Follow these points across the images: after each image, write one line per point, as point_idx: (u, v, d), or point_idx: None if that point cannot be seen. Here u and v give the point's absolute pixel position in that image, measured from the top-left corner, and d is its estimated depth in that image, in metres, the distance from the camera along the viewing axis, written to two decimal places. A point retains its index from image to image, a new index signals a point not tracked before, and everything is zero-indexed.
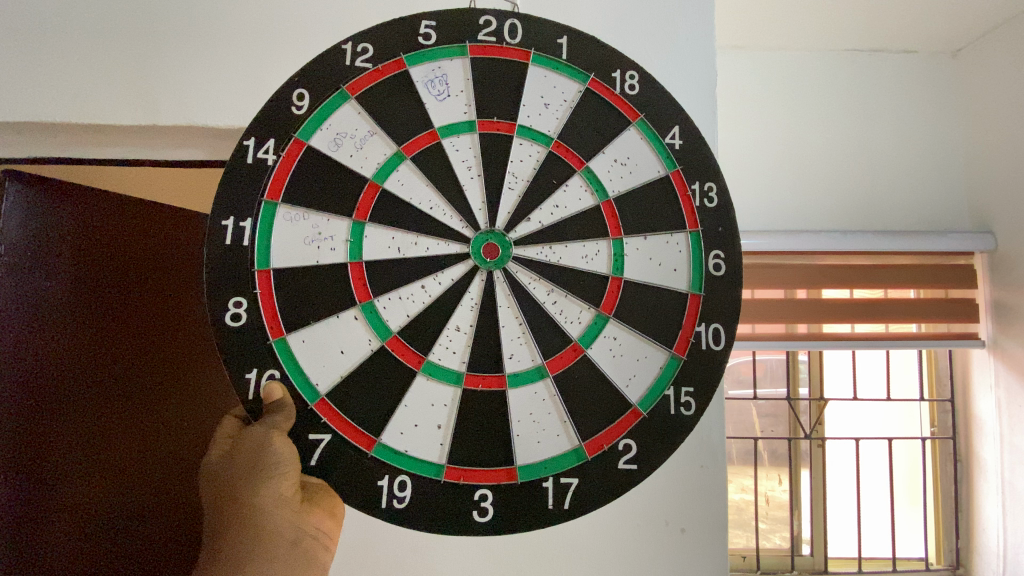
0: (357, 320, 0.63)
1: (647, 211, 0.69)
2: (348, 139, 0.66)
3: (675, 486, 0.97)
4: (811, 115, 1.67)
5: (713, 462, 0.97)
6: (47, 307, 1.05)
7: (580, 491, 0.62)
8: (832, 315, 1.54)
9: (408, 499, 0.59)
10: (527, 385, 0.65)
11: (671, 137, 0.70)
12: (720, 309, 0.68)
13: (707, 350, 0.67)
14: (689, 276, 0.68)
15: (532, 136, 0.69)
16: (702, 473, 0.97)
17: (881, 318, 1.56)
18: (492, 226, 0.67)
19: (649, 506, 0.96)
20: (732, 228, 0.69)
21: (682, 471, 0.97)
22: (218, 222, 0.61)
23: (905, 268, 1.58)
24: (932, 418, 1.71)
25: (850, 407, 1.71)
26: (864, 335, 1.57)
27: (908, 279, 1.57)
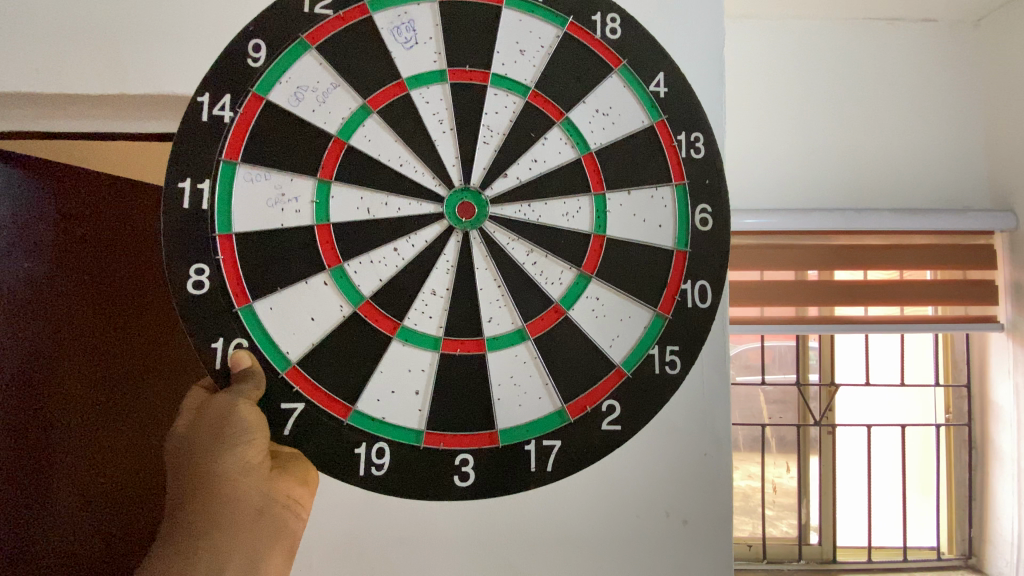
0: (327, 285, 0.60)
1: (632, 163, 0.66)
2: (310, 92, 0.62)
3: (654, 452, 0.65)
4: (818, 75, 1.45)
5: (710, 415, 0.66)
6: (40, 297, 0.90)
7: (563, 453, 0.61)
8: (845, 296, 1.35)
9: (386, 465, 0.58)
10: (507, 348, 0.62)
11: (655, 85, 0.67)
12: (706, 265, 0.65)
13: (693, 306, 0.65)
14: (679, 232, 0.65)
15: (507, 86, 0.65)
16: (701, 443, 0.66)
17: (895, 300, 1.35)
18: (466, 183, 0.63)
19: (611, 476, 0.63)
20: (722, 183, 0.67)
21: (663, 426, 0.65)
22: (175, 184, 0.58)
23: (921, 250, 1.37)
24: (947, 405, 1.46)
25: (863, 392, 1.46)
26: (876, 318, 1.37)
27: (926, 259, 1.37)
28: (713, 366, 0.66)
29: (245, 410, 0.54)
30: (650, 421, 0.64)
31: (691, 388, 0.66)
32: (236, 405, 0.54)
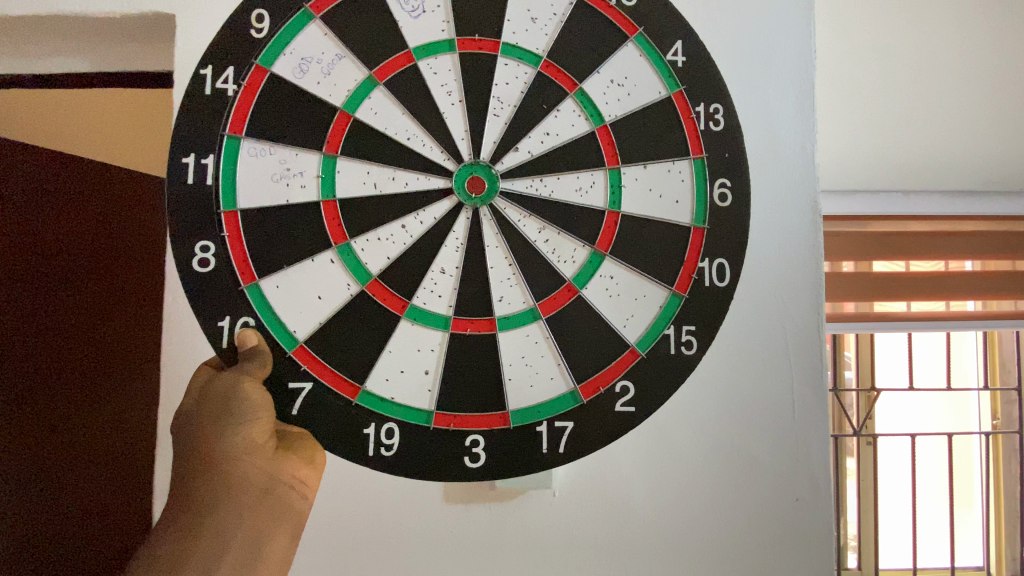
0: (334, 263, 0.59)
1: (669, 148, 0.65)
2: (314, 64, 0.60)
3: (744, 488, 0.63)
4: None
5: (809, 455, 0.63)
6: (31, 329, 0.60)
7: (576, 434, 0.60)
8: (885, 290, 1.05)
9: (396, 446, 0.57)
10: (518, 328, 0.61)
11: (673, 54, 0.64)
12: (799, 286, 0.65)
13: (779, 324, 0.64)
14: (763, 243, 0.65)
15: (519, 56, 0.62)
16: (795, 487, 0.63)
17: (941, 295, 1.07)
18: (476, 158, 0.61)
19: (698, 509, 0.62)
20: (801, 191, 0.66)
21: (756, 460, 0.63)
22: (178, 159, 0.57)
23: (973, 237, 1.07)
24: (995, 410, 1.32)
25: (904, 399, 1.29)
26: (920, 315, 1.09)
27: (972, 247, 1.06)
28: (814, 400, 0.64)
29: (250, 387, 0.52)
30: (741, 453, 0.63)
31: (789, 422, 0.63)
32: (241, 383, 0.52)
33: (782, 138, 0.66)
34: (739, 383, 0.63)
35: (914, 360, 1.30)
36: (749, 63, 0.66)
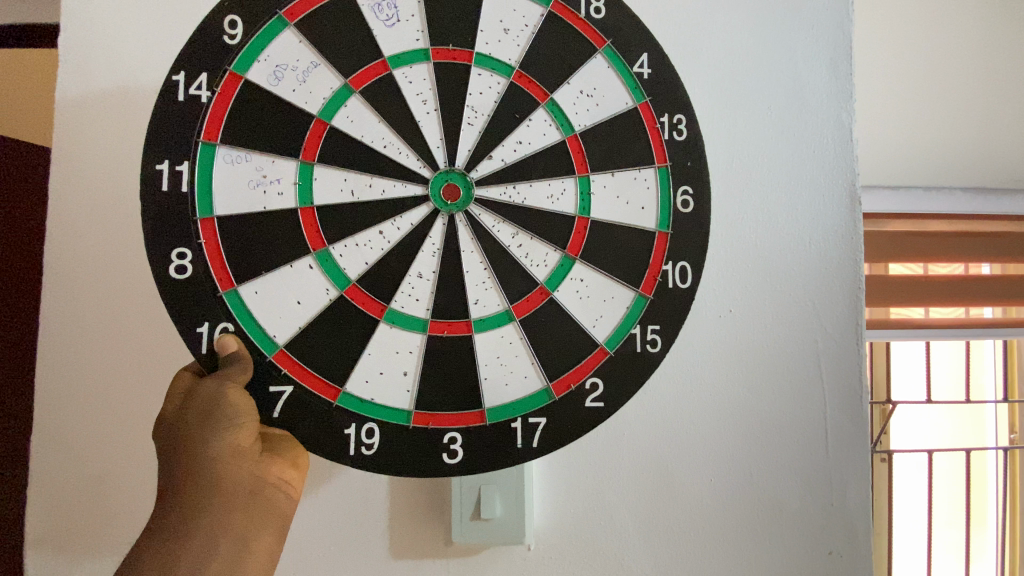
0: (313, 269, 0.60)
1: (737, 242, 0.85)
2: (290, 71, 0.61)
3: (781, 530, 0.82)
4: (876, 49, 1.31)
5: (848, 507, 0.83)
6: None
7: (548, 429, 0.63)
8: (911, 292, 1.41)
9: (376, 445, 0.59)
10: (493, 329, 0.63)
11: (639, 66, 0.67)
12: (839, 351, 0.85)
13: (814, 362, 0.85)
14: (815, 323, 0.85)
15: (491, 66, 0.64)
16: (829, 543, 0.82)
17: (962, 300, 1.47)
18: (451, 165, 0.63)
19: (748, 537, 0.82)
20: (839, 259, 0.86)
21: (797, 507, 0.83)
22: (153, 166, 0.57)
23: (998, 241, 1.47)
24: (1014, 424, 1.71)
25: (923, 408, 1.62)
26: (937, 319, 1.46)
27: (984, 252, 1.46)
28: (848, 427, 0.85)
29: (235, 394, 0.53)
30: (788, 502, 0.83)
31: (832, 476, 0.84)
32: (225, 390, 0.52)
33: (828, 218, 0.87)
34: (791, 437, 0.84)
35: (932, 365, 1.63)
36: (815, 131, 0.87)
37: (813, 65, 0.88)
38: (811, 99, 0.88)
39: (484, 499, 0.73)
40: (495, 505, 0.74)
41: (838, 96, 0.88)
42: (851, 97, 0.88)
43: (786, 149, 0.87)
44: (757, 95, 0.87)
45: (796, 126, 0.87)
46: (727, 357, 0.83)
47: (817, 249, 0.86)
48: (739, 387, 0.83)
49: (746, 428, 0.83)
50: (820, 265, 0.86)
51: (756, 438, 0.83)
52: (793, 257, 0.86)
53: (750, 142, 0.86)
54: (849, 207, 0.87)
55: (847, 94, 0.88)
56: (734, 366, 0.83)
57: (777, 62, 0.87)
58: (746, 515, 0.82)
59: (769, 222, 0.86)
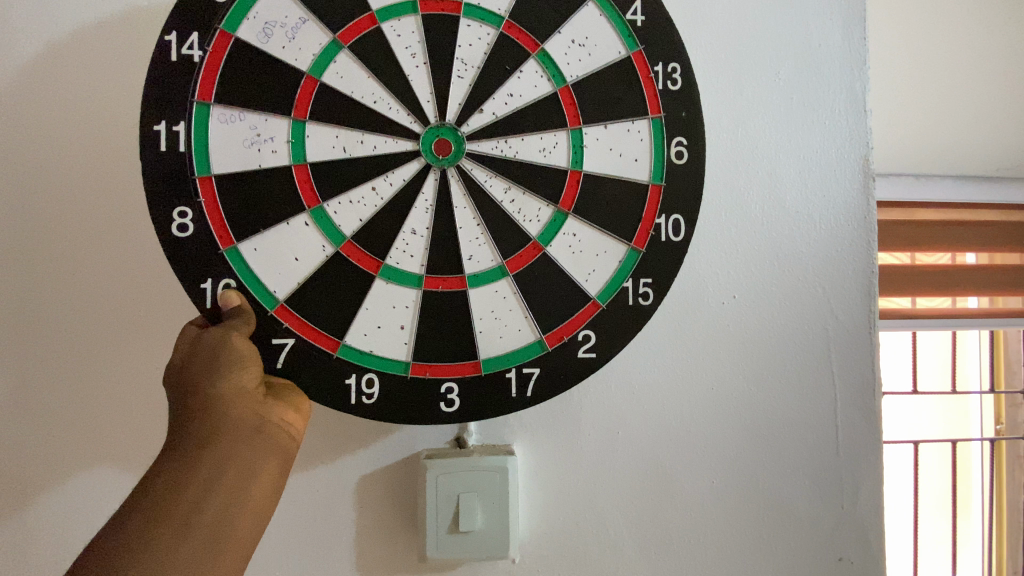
0: (309, 227, 0.61)
1: (745, 223, 0.83)
2: (279, 28, 0.61)
3: (790, 536, 0.81)
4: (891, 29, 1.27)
5: (860, 512, 0.82)
6: None
7: (541, 379, 0.65)
8: (901, 286, 1.51)
9: (376, 394, 0.62)
10: (487, 284, 0.65)
11: (632, 13, 0.65)
12: (854, 333, 0.84)
13: (826, 347, 0.83)
14: (827, 314, 0.84)
15: (480, 16, 0.63)
16: (840, 550, 0.82)
17: (951, 291, 1.54)
18: (442, 120, 0.63)
19: (755, 542, 0.81)
20: (853, 236, 0.84)
21: (806, 510, 0.82)
22: (150, 127, 0.58)
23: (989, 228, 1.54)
24: (1000, 415, 1.84)
25: (908, 399, 1.75)
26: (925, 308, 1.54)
27: (971, 240, 1.54)
28: (860, 422, 0.83)
29: (238, 342, 0.56)
30: (798, 505, 0.82)
31: (844, 478, 0.82)
32: (229, 338, 0.55)
33: (839, 190, 0.84)
34: (800, 434, 0.82)
35: (917, 361, 1.76)
36: (824, 100, 0.84)
37: (827, 46, 0.84)
38: (826, 82, 0.84)
39: (463, 508, 0.72)
40: (476, 516, 0.72)
41: (851, 67, 0.85)
42: (866, 81, 0.85)
43: (798, 135, 0.84)
44: (769, 79, 0.83)
45: (809, 110, 0.84)
46: (734, 354, 0.82)
47: (830, 236, 0.84)
48: (745, 383, 0.82)
49: (753, 426, 0.82)
50: (831, 244, 0.84)
51: (764, 439, 0.82)
52: (805, 245, 0.83)
53: (756, 115, 0.83)
54: (863, 191, 0.85)
55: (862, 78, 0.85)
56: (741, 362, 0.82)
57: (790, 44, 0.83)
58: (752, 520, 0.81)
59: (780, 210, 0.83)
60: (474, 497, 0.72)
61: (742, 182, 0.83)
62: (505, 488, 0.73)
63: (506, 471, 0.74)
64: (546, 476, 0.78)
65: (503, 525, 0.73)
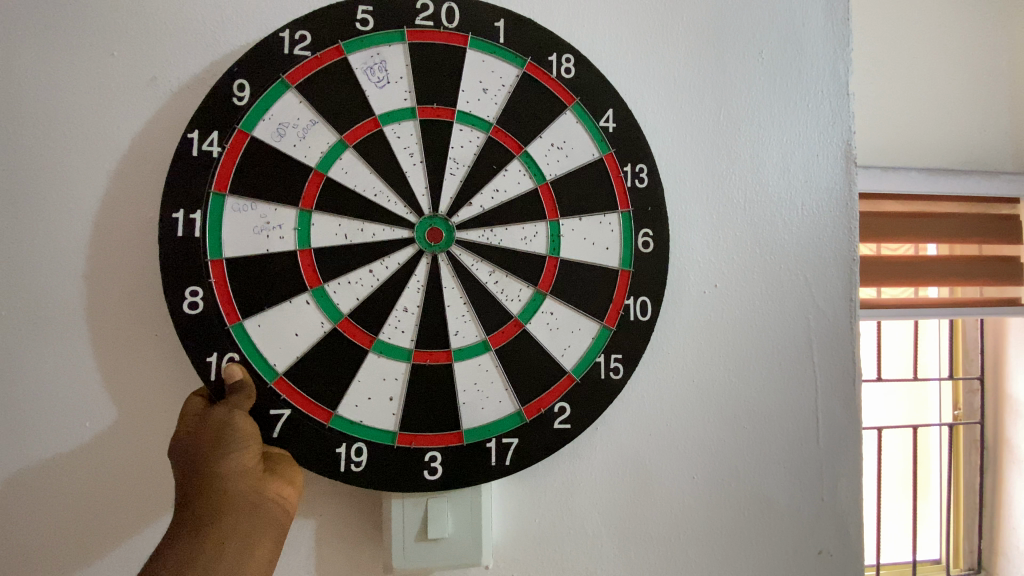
0: (310, 304, 0.67)
1: (727, 207, 0.83)
2: (291, 128, 0.68)
3: (772, 527, 0.81)
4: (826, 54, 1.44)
5: (840, 501, 0.83)
6: None
7: (520, 448, 0.70)
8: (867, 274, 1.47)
9: (364, 462, 0.66)
10: (471, 358, 0.71)
11: (605, 121, 0.75)
12: (837, 320, 0.85)
13: (807, 331, 0.84)
14: (808, 302, 0.84)
15: (471, 122, 0.72)
16: (822, 543, 0.82)
17: (913, 280, 1.51)
18: (435, 211, 0.71)
19: (735, 541, 0.80)
20: (835, 225, 0.86)
21: (786, 507, 0.82)
22: (169, 214, 0.65)
23: (954, 220, 1.52)
24: (957, 400, 1.79)
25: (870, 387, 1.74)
26: (890, 301, 1.49)
27: (933, 231, 1.51)
28: (841, 412, 0.84)
29: (241, 421, 0.60)
30: (778, 499, 0.82)
31: (824, 468, 0.83)
32: (233, 417, 0.60)
33: (821, 179, 0.86)
34: (779, 425, 0.82)
35: (881, 346, 1.76)
36: (810, 79, 0.86)
37: (811, 23, 0.86)
38: (810, 64, 0.86)
39: (433, 515, 0.68)
40: (446, 523, 0.69)
41: (835, 49, 0.87)
42: (849, 61, 0.87)
43: (781, 118, 0.85)
44: (750, 64, 0.84)
45: (792, 93, 0.85)
46: (708, 338, 0.81)
47: (813, 224, 0.85)
48: (724, 372, 0.81)
49: (732, 416, 0.81)
50: (814, 231, 0.85)
51: (739, 425, 0.81)
52: (786, 233, 0.84)
53: (739, 96, 0.84)
54: (846, 176, 0.86)
55: (845, 59, 0.87)
56: (724, 355, 0.81)
57: (776, 24, 0.85)
58: (731, 514, 0.80)
59: (763, 195, 0.84)
60: (443, 503, 0.69)
61: (724, 164, 0.83)
62: (477, 494, 0.70)
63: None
64: (521, 479, 0.75)
65: (476, 532, 0.70)
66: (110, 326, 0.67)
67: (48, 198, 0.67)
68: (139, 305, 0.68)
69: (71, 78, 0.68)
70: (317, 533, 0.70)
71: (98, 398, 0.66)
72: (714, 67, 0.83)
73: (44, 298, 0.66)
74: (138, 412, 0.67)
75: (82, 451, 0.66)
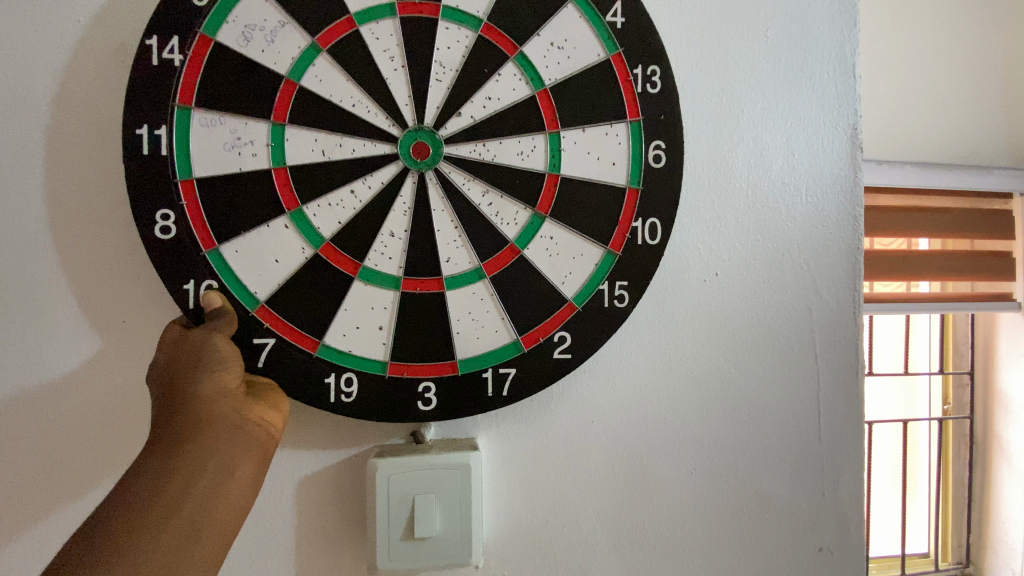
0: (288, 228, 0.63)
1: (718, 196, 0.74)
2: (259, 32, 0.61)
3: (778, 526, 0.76)
4: None
5: (841, 496, 0.77)
6: None
7: (518, 379, 0.66)
8: None
9: (355, 392, 0.64)
10: (464, 286, 0.66)
11: (612, 15, 0.65)
12: (840, 313, 0.77)
13: (807, 324, 0.77)
14: (811, 293, 0.77)
15: (458, 19, 0.63)
16: (821, 539, 0.77)
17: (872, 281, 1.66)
18: (420, 123, 0.64)
19: (739, 527, 0.75)
20: (842, 208, 0.77)
21: (785, 504, 0.76)
22: (132, 130, 0.59)
23: (933, 217, 1.77)
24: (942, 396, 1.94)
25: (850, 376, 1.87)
26: None
27: (899, 223, 1.73)
28: (845, 408, 0.77)
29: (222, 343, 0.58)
30: (776, 495, 0.76)
31: (824, 462, 0.77)
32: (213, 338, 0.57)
33: (824, 161, 0.77)
34: (783, 424, 0.76)
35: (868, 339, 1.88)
36: (812, 49, 0.76)
37: None
38: (809, 31, 0.76)
39: (420, 514, 0.63)
40: (434, 521, 0.63)
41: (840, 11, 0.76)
42: (857, 23, 0.77)
43: (780, 93, 0.75)
44: (735, 42, 0.73)
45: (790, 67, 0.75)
46: (705, 322, 0.74)
47: (819, 217, 0.77)
48: (724, 363, 0.75)
49: (731, 409, 0.75)
50: (818, 216, 0.77)
51: (741, 421, 0.75)
52: (789, 228, 0.76)
53: (737, 66, 0.74)
54: (851, 160, 0.77)
55: (852, 21, 0.77)
56: (720, 345, 0.75)
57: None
58: (737, 488, 0.75)
59: (761, 190, 0.75)
60: (431, 499, 0.63)
61: (713, 156, 0.73)
62: (467, 488, 0.65)
63: (468, 468, 0.65)
64: (506, 471, 0.70)
65: (466, 530, 0.65)
66: (68, 254, 0.61)
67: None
68: (95, 231, 0.62)
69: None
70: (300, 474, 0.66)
71: (59, 333, 0.61)
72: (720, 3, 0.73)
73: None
74: (104, 345, 0.62)
75: (39, 392, 0.61)
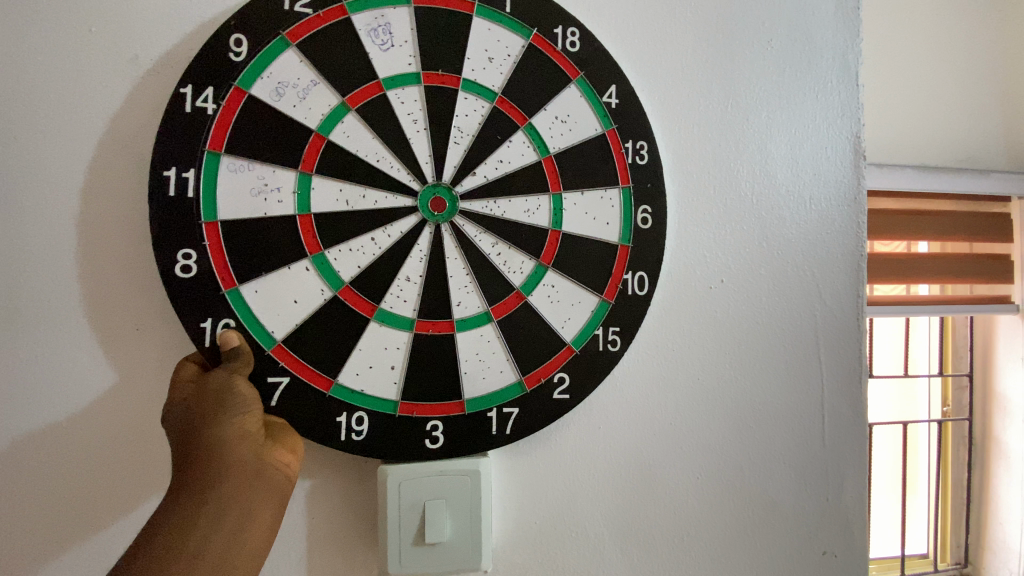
0: (309, 271, 0.65)
1: (737, 211, 0.85)
2: (291, 88, 0.66)
3: (776, 528, 0.85)
4: None
5: (845, 504, 0.88)
6: None
7: (520, 417, 0.71)
8: None
9: (365, 431, 0.66)
10: (474, 328, 0.71)
11: (608, 96, 0.75)
12: (845, 315, 0.89)
13: (813, 319, 0.88)
14: (815, 299, 0.88)
15: (476, 91, 0.71)
16: (826, 545, 0.86)
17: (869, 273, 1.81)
18: (439, 180, 0.70)
19: (734, 539, 0.83)
20: (844, 220, 0.90)
21: (791, 505, 0.86)
22: (160, 172, 0.62)
23: (951, 223, 1.96)
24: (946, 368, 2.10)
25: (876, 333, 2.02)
26: None
27: (931, 231, 1.93)
28: (846, 410, 0.88)
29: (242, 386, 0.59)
30: (783, 500, 0.85)
31: (828, 467, 0.87)
32: (234, 382, 0.58)
33: (829, 175, 0.90)
34: (789, 427, 0.86)
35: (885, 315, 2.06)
36: (821, 73, 0.89)
37: (823, 15, 0.89)
38: (817, 72, 0.89)
39: (430, 519, 0.66)
40: (444, 526, 0.67)
41: (845, 43, 0.90)
42: (859, 53, 0.90)
43: (790, 115, 0.88)
44: (759, 92, 0.87)
45: (805, 114, 0.89)
46: (716, 340, 0.84)
47: (823, 225, 0.89)
48: (731, 372, 0.84)
49: (738, 417, 0.84)
50: (822, 225, 0.89)
51: (746, 426, 0.84)
52: (802, 244, 0.88)
53: (753, 95, 0.86)
54: (854, 171, 0.90)
55: (855, 49, 0.90)
56: (732, 358, 0.84)
57: (784, 50, 0.88)
58: (732, 503, 0.83)
59: (781, 215, 0.87)
60: (441, 505, 0.67)
61: (744, 188, 0.86)
62: (476, 497, 0.69)
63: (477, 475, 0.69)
64: (526, 486, 0.75)
65: (476, 537, 0.69)
66: (90, 295, 0.63)
67: (15, 155, 0.62)
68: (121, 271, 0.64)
69: (38, 25, 0.62)
70: (313, 503, 0.68)
71: (78, 367, 0.63)
72: (707, 75, 0.84)
73: (16, 264, 0.62)
74: (119, 379, 0.64)
75: (57, 428, 0.62)
